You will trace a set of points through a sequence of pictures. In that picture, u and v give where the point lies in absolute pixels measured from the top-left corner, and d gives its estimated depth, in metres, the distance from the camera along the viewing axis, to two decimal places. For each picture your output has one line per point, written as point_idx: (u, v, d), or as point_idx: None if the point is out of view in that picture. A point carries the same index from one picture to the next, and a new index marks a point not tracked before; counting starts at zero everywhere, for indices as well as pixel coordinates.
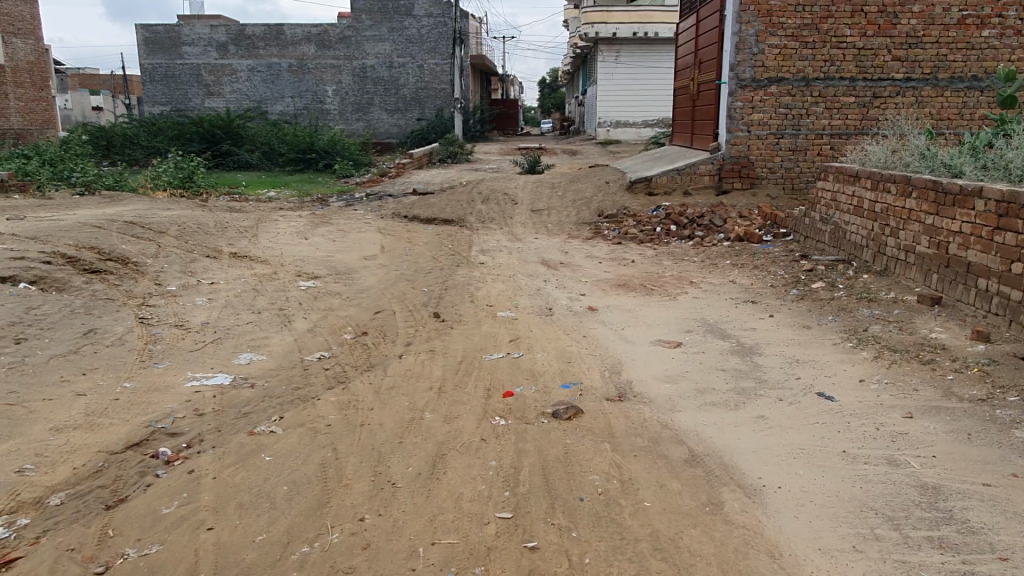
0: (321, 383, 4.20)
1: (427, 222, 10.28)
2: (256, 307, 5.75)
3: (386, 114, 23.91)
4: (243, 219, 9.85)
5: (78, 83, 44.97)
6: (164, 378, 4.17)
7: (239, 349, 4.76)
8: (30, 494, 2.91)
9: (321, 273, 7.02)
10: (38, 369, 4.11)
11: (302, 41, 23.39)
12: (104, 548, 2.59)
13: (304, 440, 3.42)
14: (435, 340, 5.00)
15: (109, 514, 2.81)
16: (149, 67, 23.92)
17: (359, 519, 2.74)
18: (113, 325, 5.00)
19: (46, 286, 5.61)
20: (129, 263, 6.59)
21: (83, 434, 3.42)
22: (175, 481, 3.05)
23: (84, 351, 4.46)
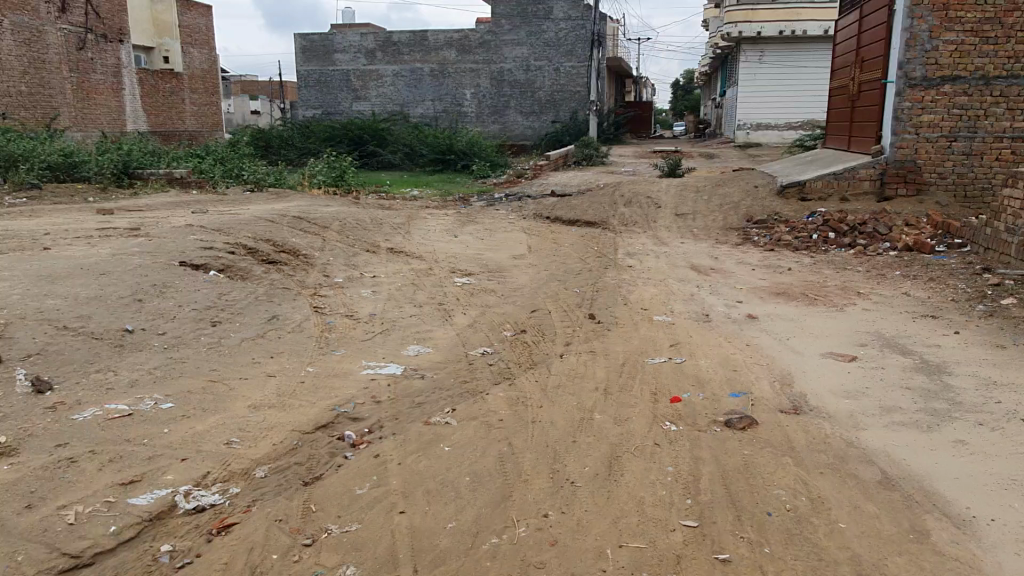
0: (486, 377, 4.31)
1: (569, 224, 10.32)
2: (417, 301, 5.98)
3: (522, 117, 24.25)
4: (394, 216, 10.28)
5: (240, 89, 48.83)
6: (342, 366, 4.44)
7: (406, 341, 4.97)
8: (239, 464, 3.16)
9: (474, 270, 7.20)
10: (233, 350, 4.55)
11: (444, 47, 24.19)
12: (310, 521, 2.77)
13: (479, 433, 3.51)
14: (594, 341, 5.00)
15: (309, 490, 3.02)
16: (304, 73, 25.49)
17: (543, 515, 2.78)
18: (292, 313, 5.41)
19: (231, 274, 6.10)
20: (299, 255, 7.07)
21: (277, 413, 3.70)
22: (365, 464, 3.22)
23: (270, 336, 4.89)
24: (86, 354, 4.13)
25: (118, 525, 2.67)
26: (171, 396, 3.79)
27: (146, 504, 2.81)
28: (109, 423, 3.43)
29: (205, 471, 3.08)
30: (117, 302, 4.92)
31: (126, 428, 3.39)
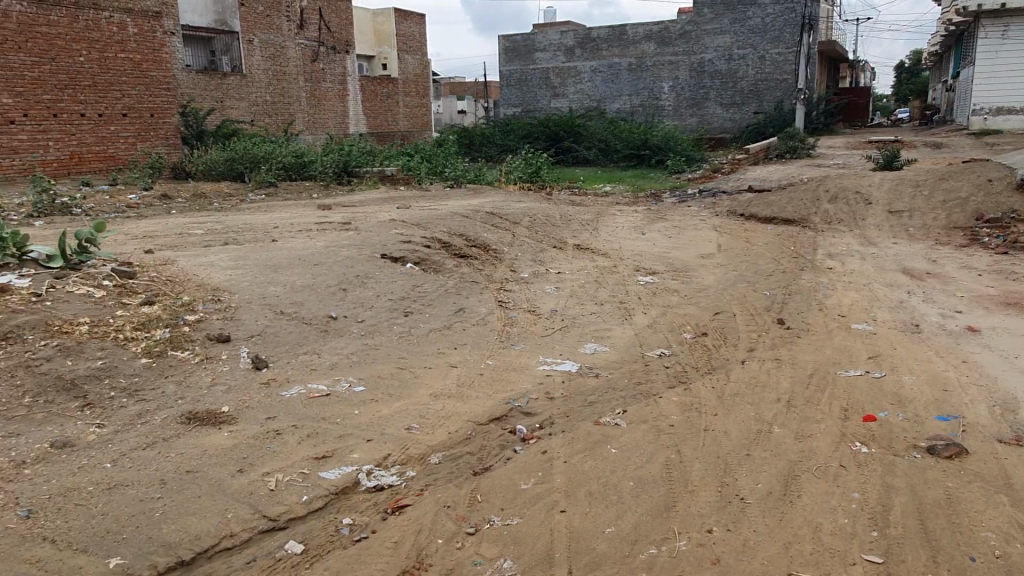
0: (661, 380, 4.21)
1: (766, 221, 9.76)
2: (598, 298, 5.99)
3: (722, 109, 23.30)
4: (584, 212, 10.36)
5: (449, 91, 51.79)
6: (520, 360, 4.57)
7: (584, 339, 4.99)
8: (417, 449, 3.37)
9: (658, 268, 7.06)
10: (421, 341, 4.85)
11: (643, 40, 23.90)
12: (475, 511, 2.89)
13: (648, 437, 3.45)
14: (781, 348, 4.70)
15: (477, 480, 3.14)
16: (506, 73, 26.44)
17: (707, 530, 2.68)
18: (477, 306, 5.66)
19: (426, 267, 6.50)
20: (490, 250, 7.37)
21: (455, 402, 3.89)
22: (532, 459, 3.29)
23: (456, 328, 5.15)
24: (297, 337, 4.61)
25: (309, 495, 2.95)
26: (364, 379, 4.13)
27: (334, 478, 3.08)
28: (311, 400, 3.80)
29: (387, 452, 3.31)
30: (326, 290, 5.44)
31: (324, 407, 3.74)
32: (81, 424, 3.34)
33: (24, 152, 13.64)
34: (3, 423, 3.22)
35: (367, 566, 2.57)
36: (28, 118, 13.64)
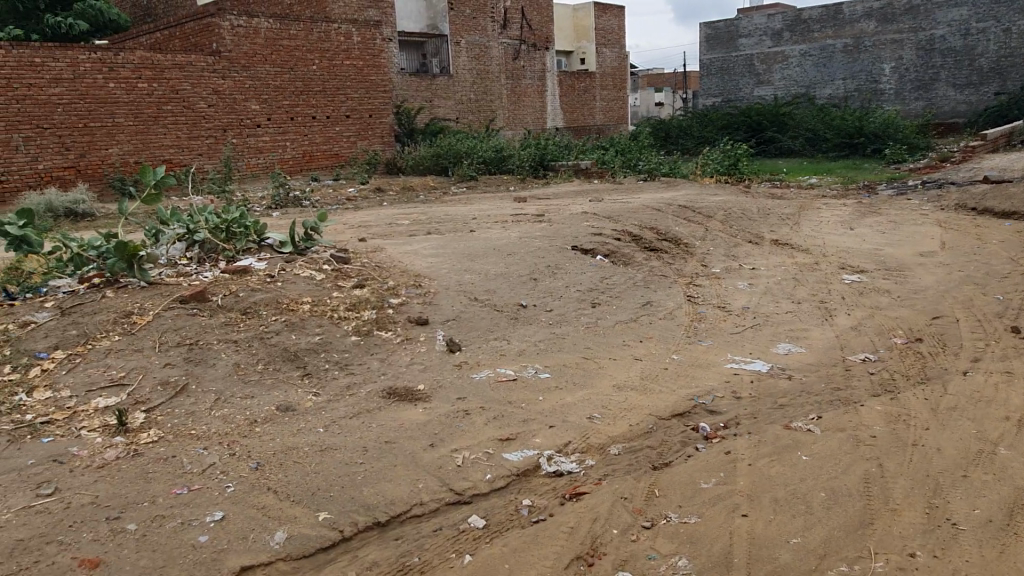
0: (864, 387, 3.91)
1: (1003, 216, 8.62)
2: (796, 297, 5.67)
3: (954, 90, 20.86)
4: (785, 206, 9.79)
5: (647, 82, 51.21)
6: (706, 357, 4.46)
7: (777, 338, 4.76)
8: (597, 440, 3.42)
9: (868, 266, 6.51)
10: (607, 333, 4.88)
11: (862, 18, 21.97)
12: (652, 505, 2.87)
13: (844, 447, 3.23)
14: (1013, 360, 4.15)
15: (656, 474, 3.13)
16: (707, 62, 25.50)
17: (909, 554, 2.47)
18: (665, 300, 5.59)
19: (615, 260, 6.51)
20: (681, 244, 7.23)
21: (638, 396, 3.89)
22: (715, 459, 3.21)
23: (642, 321, 5.13)
24: (489, 323, 4.84)
25: (492, 474, 3.10)
26: (549, 367, 4.25)
27: (517, 460, 3.21)
28: (499, 383, 3.99)
29: (567, 440, 3.39)
30: (517, 279, 5.64)
31: (510, 391, 3.90)
32: (301, 391, 3.75)
33: (267, 152, 15.50)
34: (240, 386, 3.71)
35: (544, 546, 2.66)
36: (271, 122, 15.48)
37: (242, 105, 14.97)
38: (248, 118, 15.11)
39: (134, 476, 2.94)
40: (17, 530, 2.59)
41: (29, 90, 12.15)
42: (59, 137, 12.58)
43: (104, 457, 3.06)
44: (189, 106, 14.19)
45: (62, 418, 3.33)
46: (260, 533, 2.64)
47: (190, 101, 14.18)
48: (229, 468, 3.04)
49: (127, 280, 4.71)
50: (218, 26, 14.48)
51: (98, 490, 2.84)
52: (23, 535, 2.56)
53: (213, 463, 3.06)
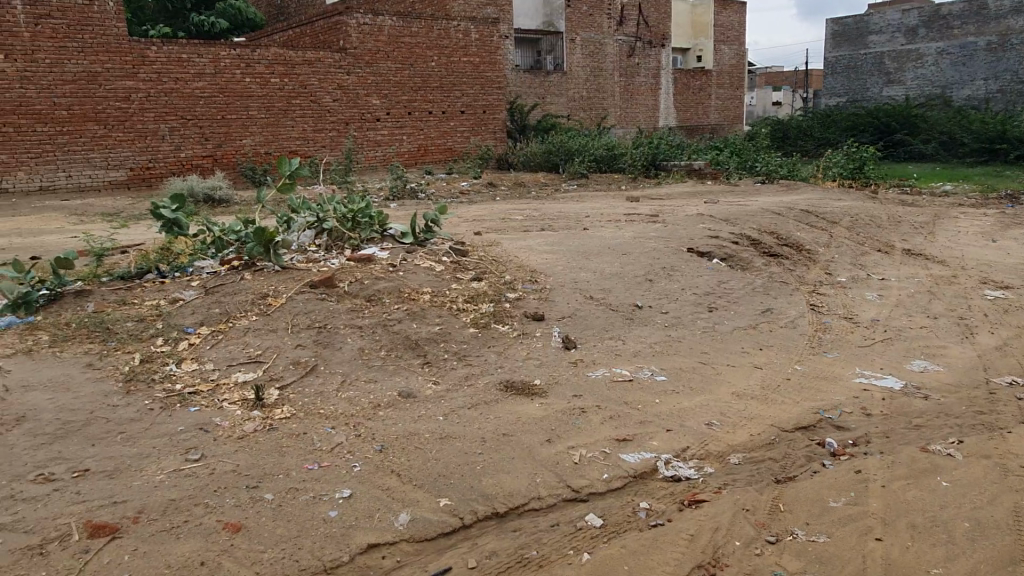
0: (1010, 414, 3.64)
1: None
2: (932, 311, 5.34)
3: None
4: (917, 214, 9.21)
5: (765, 81, 49.49)
6: (833, 370, 4.28)
7: (911, 354, 4.50)
8: (716, 447, 3.34)
9: (1013, 283, 6.04)
10: (725, 338, 4.77)
11: (1009, 13, 20.32)
12: (776, 519, 2.79)
13: (990, 477, 3.04)
14: None
15: (780, 488, 3.03)
16: (833, 60, 24.17)
17: None
18: (787, 308, 5.39)
19: (733, 264, 6.32)
20: (803, 250, 6.93)
21: (760, 405, 3.78)
22: (844, 477, 3.09)
23: (762, 328, 4.97)
24: (604, 322, 4.81)
25: (609, 474, 3.08)
26: (665, 369, 4.19)
27: (634, 462, 3.18)
28: (615, 383, 3.96)
29: (685, 445, 3.34)
30: (632, 279, 5.58)
31: (627, 391, 3.87)
32: (421, 379, 3.86)
33: (385, 145, 16.04)
34: (364, 369, 3.85)
35: (662, 551, 2.62)
36: (390, 117, 16.01)
37: (364, 100, 15.55)
38: (369, 112, 15.68)
39: (270, 449, 3.12)
40: (169, 490, 2.80)
41: (175, 84, 13.12)
42: (200, 128, 13.55)
43: (243, 429, 3.26)
44: (316, 100, 14.91)
45: (207, 390, 3.58)
46: (385, 513, 2.74)
47: (316, 96, 14.89)
48: (355, 448, 3.16)
49: (263, 264, 5.00)
50: (346, 24, 15.07)
51: (238, 459, 3.03)
52: (174, 495, 2.77)
53: (341, 442, 3.20)
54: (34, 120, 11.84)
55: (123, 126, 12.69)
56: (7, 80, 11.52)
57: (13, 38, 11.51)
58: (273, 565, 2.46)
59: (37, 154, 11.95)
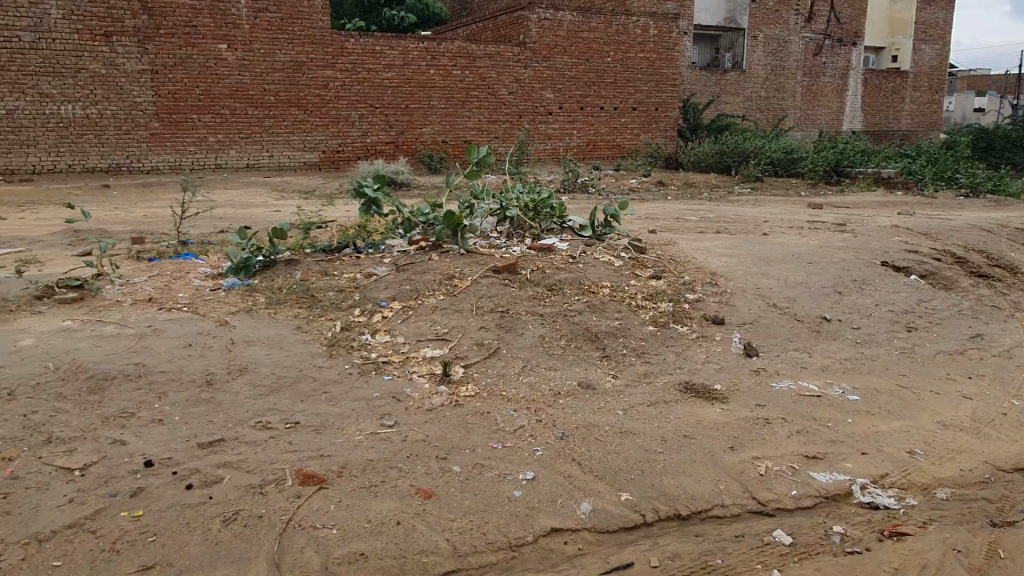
0: None
1: None
2: None
3: None
4: None
5: (968, 84, 44.91)
6: None
7: None
8: (920, 478, 3.08)
9: None
10: (926, 360, 4.39)
11: None
12: (995, 566, 2.58)
13: None
14: None
15: (997, 532, 2.78)
16: None
17: None
18: (1000, 335, 4.86)
19: (935, 282, 5.78)
20: (1019, 273, 6.22)
21: (971, 438, 3.43)
22: None
23: (970, 355, 4.52)
24: (789, 332, 4.56)
25: (799, 491, 2.93)
26: (859, 389, 3.90)
27: (827, 482, 3.00)
28: (802, 397, 3.74)
29: (884, 471, 3.10)
30: (820, 290, 5.25)
31: (815, 407, 3.65)
32: (601, 371, 3.83)
33: (556, 139, 16.24)
34: (544, 356, 3.89)
35: None
36: (562, 111, 16.16)
37: (538, 93, 15.81)
38: (542, 106, 15.92)
39: (457, 424, 3.24)
40: (368, 451, 3.00)
41: (367, 74, 14.22)
42: (385, 116, 14.62)
43: (432, 402, 3.41)
44: (493, 93, 15.37)
45: (398, 360, 3.79)
46: (568, 500, 2.76)
47: (493, 88, 15.35)
48: (535, 432, 3.20)
49: (449, 246, 5.22)
50: (528, 19, 15.35)
51: (428, 430, 3.17)
52: (372, 456, 2.96)
53: (523, 424, 3.26)
54: (248, 104, 13.44)
55: (320, 111, 14.05)
56: (229, 67, 13.14)
57: (236, 29, 13.07)
58: (462, 535, 2.56)
59: (247, 135, 13.57)
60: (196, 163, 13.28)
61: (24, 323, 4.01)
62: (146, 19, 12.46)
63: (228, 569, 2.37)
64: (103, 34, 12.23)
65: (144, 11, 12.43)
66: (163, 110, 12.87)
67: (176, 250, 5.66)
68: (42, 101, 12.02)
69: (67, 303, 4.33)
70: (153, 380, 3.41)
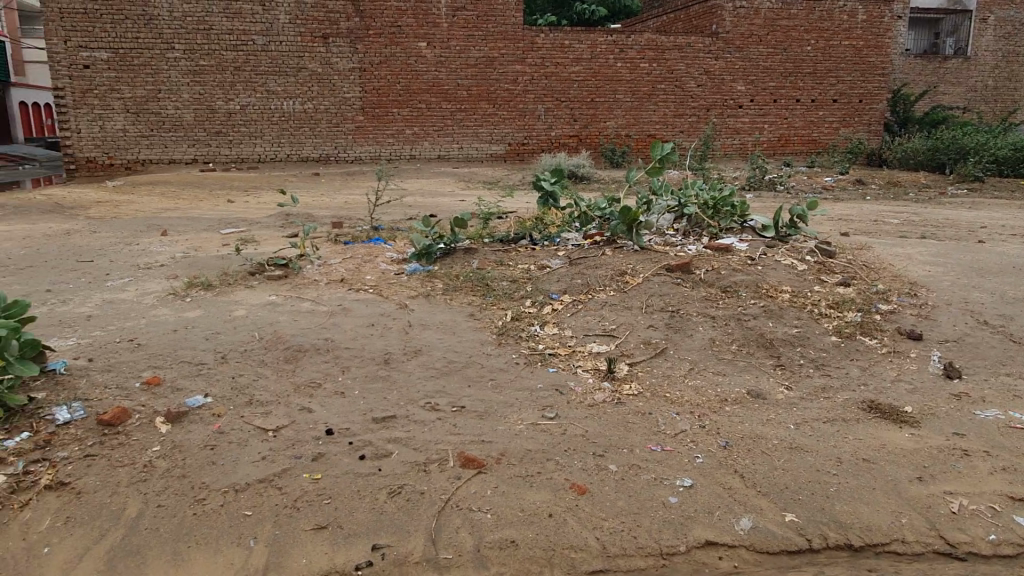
0: None
1: None
2: None
3: None
4: None
5: None
6: None
7: None
8: None
9: None
10: None
11: None
12: None
13: None
14: None
15: None
16: None
17: None
18: None
19: None
20: None
21: None
22: None
23: None
24: (1001, 354, 4.01)
25: (999, 537, 2.59)
26: None
27: None
28: (1012, 430, 3.29)
29: None
30: None
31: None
32: (775, 379, 3.61)
33: (745, 133, 15.52)
34: (713, 360, 3.73)
35: None
36: (754, 104, 15.36)
37: (729, 86, 15.14)
38: (732, 99, 15.24)
39: (617, 422, 3.21)
40: (527, 441, 3.06)
41: (554, 68, 14.42)
42: (570, 110, 14.76)
43: (594, 398, 3.41)
44: (681, 85, 14.97)
45: (563, 353, 3.82)
46: (726, 513, 2.65)
47: (681, 81, 14.93)
48: (698, 439, 3.08)
49: (623, 242, 5.17)
50: (722, 8, 14.72)
51: (587, 426, 3.17)
52: (531, 446, 3.02)
53: (686, 429, 3.16)
54: (442, 99, 14.20)
55: (508, 105, 14.49)
56: (427, 64, 13.93)
57: (435, 28, 13.79)
58: (612, 535, 2.54)
59: (440, 128, 14.36)
60: (393, 153, 14.29)
61: (239, 295, 4.53)
62: (358, 21, 13.51)
63: (389, 538, 2.53)
64: (322, 36, 13.45)
65: (357, 14, 13.48)
66: (368, 105, 13.96)
67: (369, 235, 6.11)
68: (269, 97, 13.52)
69: (274, 279, 4.83)
70: (340, 355, 3.71)
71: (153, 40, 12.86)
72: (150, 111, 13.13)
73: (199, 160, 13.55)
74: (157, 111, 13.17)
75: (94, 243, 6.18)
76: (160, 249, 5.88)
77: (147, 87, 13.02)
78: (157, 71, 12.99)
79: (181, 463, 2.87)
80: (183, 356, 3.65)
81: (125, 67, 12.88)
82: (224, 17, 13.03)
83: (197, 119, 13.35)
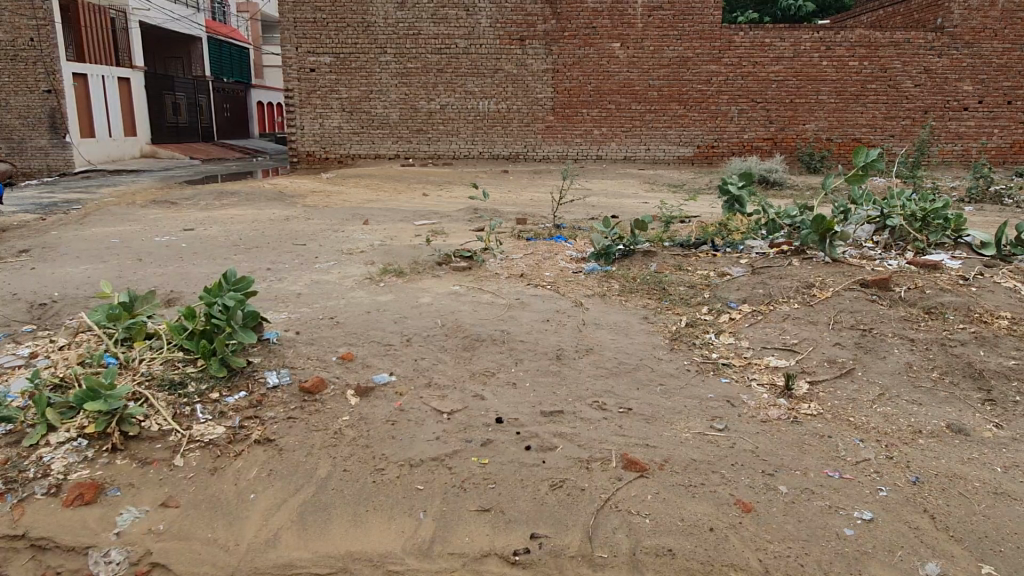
0: None
1: None
2: None
3: None
4: None
5: None
6: None
7: None
8: None
9: None
10: None
11: None
12: None
13: None
14: None
15: None
16: None
17: None
18: None
19: None
20: None
21: None
22: None
23: None
24: None
25: None
26: None
27: None
28: None
29: None
30: None
31: None
32: (981, 415, 3.22)
33: (970, 138, 13.94)
34: (908, 388, 3.41)
35: None
36: (982, 105, 13.76)
37: (953, 85, 13.63)
38: (957, 100, 13.72)
39: (791, 442, 3.04)
40: (693, 450, 2.99)
41: (752, 67, 13.82)
42: (766, 111, 14.06)
43: (768, 414, 3.26)
44: (895, 85, 13.72)
45: (738, 364, 3.68)
46: (910, 555, 2.43)
47: (896, 80, 13.68)
48: (885, 471, 2.84)
49: (815, 253, 4.88)
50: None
51: (758, 442, 3.04)
52: (696, 456, 2.95)
53: (870, 458, 2.93)
54: (632, 99, 14.14)
55: (700, 106, 14.11)
56: (619, 64, 13.94)
57: (630, 28, 13.75)
58: (777, 559, 2.43)
59: (628, 128, 14.32)
60: (581, 153, 14.48)
61: (426, 284, 4.83)
62: (554, 24, 13.78)
63: (548, 530, 2.61)
64: (519, 39, 13.89)
65: (554, 17, 13.75)
66: (559, 105, 14.23)
67: (551, 233, 6.24)
68: (467, 97, 14.20)
69: (458, 270, 5.10)
70: (514, 348, 3.85)
71: (368, 45, 13.98)
72: (362, 110, 14.31)
73: (402, 155, 14.57)
74: (368, 111, 14.31)
75: (307, 228, 6.86)
76: (362, 236, 6.41)
77: (361, 88, 14.19)
78: (370, 73, 14.11)
79: (366, 433, 3.13)
80: (374, 336, 3.96)
81: (344, 70, 14.11)
82: (432, 22, 13.87)
83: (401, 118, 14.34)
